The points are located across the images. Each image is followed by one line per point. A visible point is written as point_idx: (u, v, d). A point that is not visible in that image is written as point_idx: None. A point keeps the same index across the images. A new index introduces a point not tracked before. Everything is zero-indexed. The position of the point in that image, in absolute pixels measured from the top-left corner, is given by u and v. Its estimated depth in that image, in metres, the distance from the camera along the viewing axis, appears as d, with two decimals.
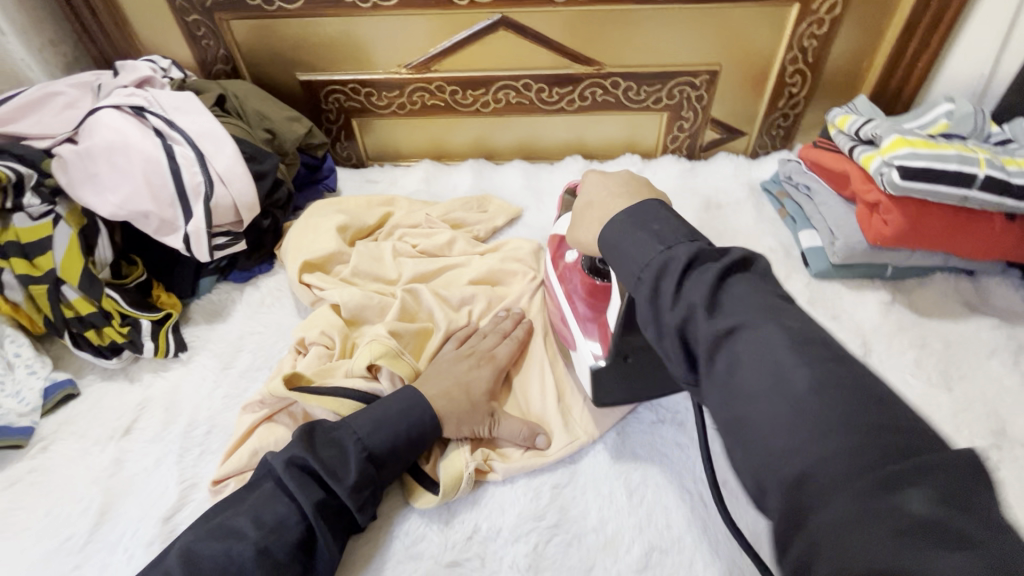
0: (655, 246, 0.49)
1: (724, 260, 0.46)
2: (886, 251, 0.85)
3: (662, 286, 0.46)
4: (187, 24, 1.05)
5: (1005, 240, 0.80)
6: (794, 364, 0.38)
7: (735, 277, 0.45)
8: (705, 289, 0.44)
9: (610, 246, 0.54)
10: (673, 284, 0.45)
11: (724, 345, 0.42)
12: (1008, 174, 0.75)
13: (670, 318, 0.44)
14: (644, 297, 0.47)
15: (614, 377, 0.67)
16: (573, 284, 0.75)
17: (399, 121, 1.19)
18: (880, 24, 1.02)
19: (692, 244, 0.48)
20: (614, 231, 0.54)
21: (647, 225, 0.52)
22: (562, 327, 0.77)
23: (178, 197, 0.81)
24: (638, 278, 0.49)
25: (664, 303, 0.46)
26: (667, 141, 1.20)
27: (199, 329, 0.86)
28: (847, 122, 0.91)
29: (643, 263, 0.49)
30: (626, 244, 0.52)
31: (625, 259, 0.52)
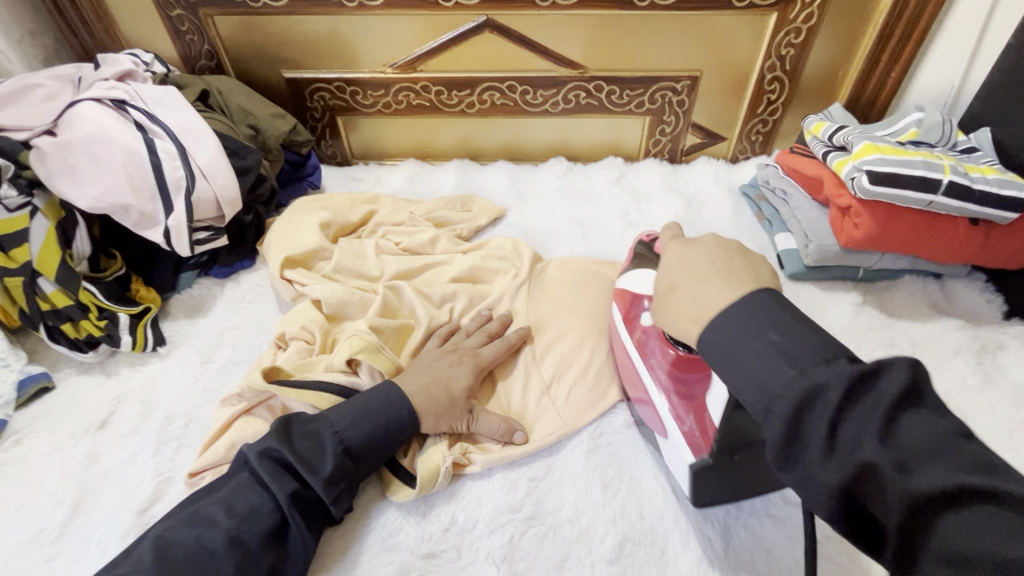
0: (785, 371, 0.44)
1: (880, 387, 0.41)
2: (857, 254, 0.88)
3: (809, 427, 0.42)
4: (171, 19, 1.04)
5: (970, 243, 0.82)
6: (1023, 547, 0.33)
7: (902, 412, 0.40)
8: (874, 435, 0.39)
9: (719, 353, 0.50)
10: (823, 433, 0.41)
11: (919, 512, 0.37)
12: (972, 180, 0.78)
13: (827, 475, 0.40)
14: (783, 437, 0.43)
15: (716, 478, 0.60)
16: (655, 356, 0.67)
17: (384, 119, 1.19)
18: (855, 34, 1.05)
19: (836, 366, 0.43)
20: (720, 332, 0.50)
21: (765, 333, 0.47)
22: (640, 394, 0.70)
23: (159, 191, 0.81)
24: (768, 410, 0.45)
25: (812, 452, 0.41)
26: (650, 144, 1.23)
27: (178, 324, 0.86)
28: (821, 128, 0.94)
29: (768, 391, 0.45)
30: (741, 353, 0.48)
31: (746, 376, 0.47)
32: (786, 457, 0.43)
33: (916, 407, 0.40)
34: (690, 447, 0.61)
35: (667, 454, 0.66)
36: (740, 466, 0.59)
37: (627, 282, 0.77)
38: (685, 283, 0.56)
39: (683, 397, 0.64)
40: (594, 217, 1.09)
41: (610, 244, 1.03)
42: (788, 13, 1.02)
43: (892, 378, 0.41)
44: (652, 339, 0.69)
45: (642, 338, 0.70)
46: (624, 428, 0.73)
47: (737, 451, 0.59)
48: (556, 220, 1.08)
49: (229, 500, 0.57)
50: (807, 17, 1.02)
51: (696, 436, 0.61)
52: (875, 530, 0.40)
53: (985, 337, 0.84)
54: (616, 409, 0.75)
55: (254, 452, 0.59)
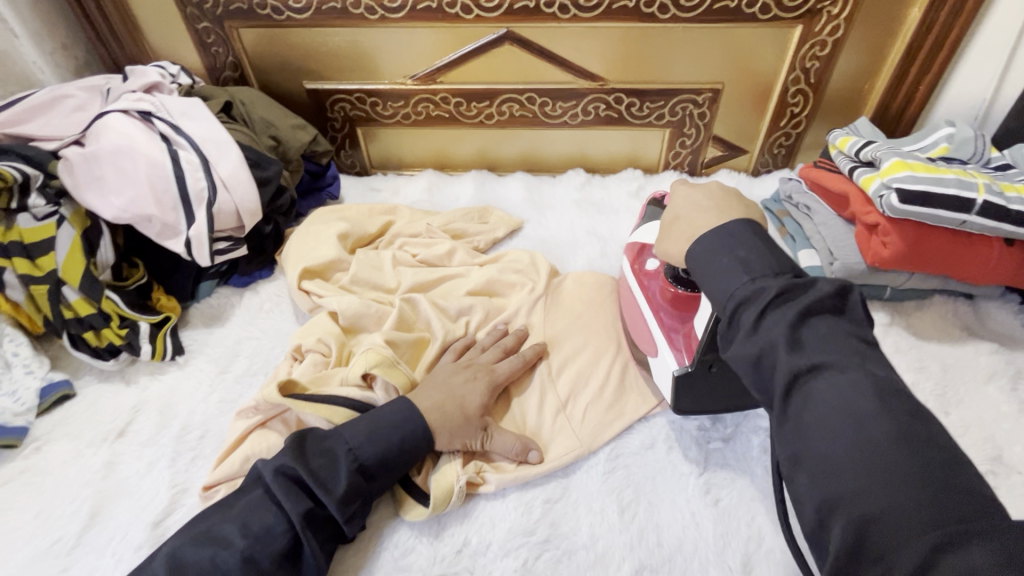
0: (741, 276, 0.50)
1: (809, 291, 0.47)
2: (885, 273, 0.85)
3: (740, 314, 0.48)
4: (197, 31, 1.06)
5: (1006, 264, 0.79)
6: (867, 408, 0.42)
7: (817, 313, 0.46)
8: (786, 329, 0.45)
9: (696, 264, 0.54)
10: (750, 318, 0.47)
11: (803, 379, 0.44)
12: (1008, 201, 0.75)
13: (745, 349, 0.47)
14: (721, 324, 0.50)
15: (691, 386, 0.66)
16: (655, 295, 0.73)
17: (403, 130, 1.20)
18: (883, 47, 1.02)
19: (780, 277, 0.49)
20: (702, 248, 0.54)
21: (733, 250, 0.52)
22: (636, 326, 0.76)
23: (182, 202, 0.82)
24: (717, 304, 0.51)
25: (740, 334, 0.48)
26: (669, 156, 1.21)
27: (197, 334, 0.86)
28: (848, 143, 0.91)
29: (727, 292, 0.50)
30: (710, 265, 0.53)
31: (711, 281, 0.52)
32: (723, 339, 0.49)
33: (833, 311, 0.47)
34: (674, 361, 0.67)
35: (657, 372, 0.71)
36: (717, 378, 0.65)
37: (639, 235, 0.81)
38: (688, 214, 0.60)
39: (677, 325, 0.70)
40: (613, 230, 1.08)
41: None
42: (813, 26, 1.00)
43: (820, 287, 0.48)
44: (654, 278, 0.75)
45: (646, 279, 0.76)
46: (642, 449, 0.71)
47: (715, 365, 0.64)
48: (573, 233, 1.07)
49: (244, 517, 0.57)
50: (834, 30, 1.00)
51: (682, 351, 0.67)
52: (765, 398, 0.47)
53: (1021, 363, 0.81)
54: (633, 429, 0.73)
55: (269, 468, 0.59)
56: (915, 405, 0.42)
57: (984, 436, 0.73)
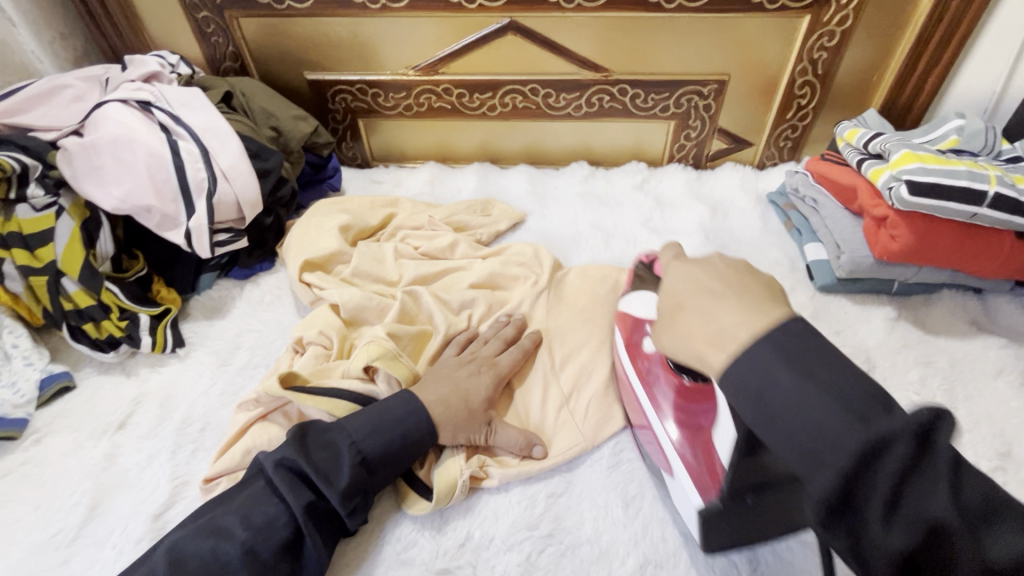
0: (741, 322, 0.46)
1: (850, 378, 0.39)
2: (893, 267, 0.84)
3: (868, 481, 0.36)
4: (197, 20, 1.05)
5: (1017, 257, 0.78)
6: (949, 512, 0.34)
7: (957, 467, 0.36)
8: (947, 504, 0.33)
9: (748, 389, 0.44)
10: (886, 491, 0.34)
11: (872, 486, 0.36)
12: (1019, 193, 0.74)
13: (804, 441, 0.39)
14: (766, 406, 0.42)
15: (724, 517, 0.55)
16: (658, 385, 0.66)
17: (405, 122, 1.18)
18: (892, 38, 1.01)
19: (894, 413, 0.38)
20: (747, 367, 0.44)
21: (791, 362, 0.42)
22: (639, 418, 0.68)
23: (182, 193, 0.81)
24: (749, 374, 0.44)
25: (872, 517, 0.35)
26: (674, 149, 1.20)
27: (198, 326, 0.86)
28: (856, 135, 0.90)
29: (813, 427, 0.40)
30: (773, 391, 0.43)
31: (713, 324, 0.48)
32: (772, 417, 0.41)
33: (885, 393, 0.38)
34: (698, 489, 0.58)
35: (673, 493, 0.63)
36: (753, 514, 0.54)
37: (630, 307, 0.76)
38: (697, 302, 0.51)
39: (691, 429, 0.62)
40: (617, 223, 1.06)
41: (633, 252, 1.01)
42: (821, 16, 0.98)
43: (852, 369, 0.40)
44: (653, 363, 0.67)
45: (646, 364, 0.68)
46: None
47: (748, 493, 0.54)
48: (577, 226, 1.06)
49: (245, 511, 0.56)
50: (842, 20, 0.99)
51: (704, 475, 0.58)
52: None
53: None
54: None
55: (271, 460, 0.58)
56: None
57: (992, 431, 0.72)
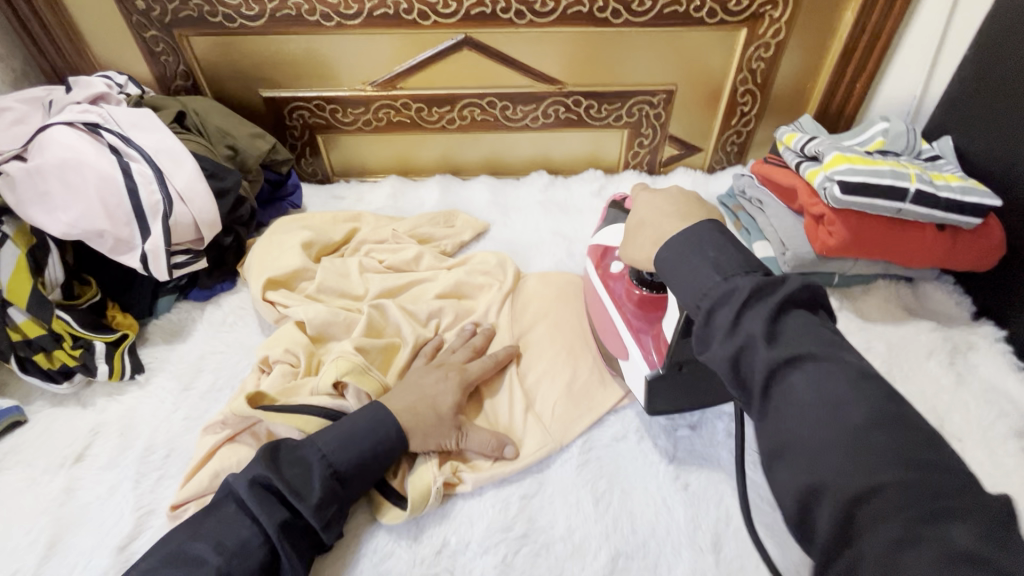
0: (713, 276, 0.51)
1: (780, 291, 0.48)
2: (833, 260, 0.90)
3: (718, 313, 0.49)
4: (145, 40, 1.03)
5: (938, 247, 0.85)
6: (844, 392, 0.42)
7: (796, 318, 0.47)
8: (764, 325, 0.46)
9: (666, 268, 0.56)
10: (730, 316, 0.47)
11: (782, 373, 0.45)
12: (937, 188, 0.81)
13: (722, 348, 0.47)
14: (700, 325, 0.50)
15: (667, 387, 0.68)
16: (620, 296, 0.74)
17: (364, 136, 1.19)
18: (822, 47, 1.09)
19: (752, 275, 0.50)
20: (670, 251, 0.56)
21: (705, 252, 0.54)
22: (596, 301, 0.80)
23: (136, 216, 0.79)
24: (698, 306, 0.51)
25: (716, 336, 0.48)
26: (628, 156, 1.25)
27: (157, 351, 0.84)
28: (794, 139, 0.97)
29: (701, 291, 0.51)
30: (682, 265, 0.55)
31: (683, 283, 0.54)
32: (703, 336, 0.49)
33: (801, 311, 0.48)
34: (646, 362, 0.68)
35: (628, 375, 0.73)
36: (684, 377, 0.67)
37: (601, 237, 0.81)
38: (653, 219, 0.63)
39: (643, 325, 0.70)
40: (577, 230, 1.10)
41: None
42: (757, 29, 1.05)
43: (789, 284, 0.49)
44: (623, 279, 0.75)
45: (610, 281, 0.76)
46: (614, 442, 0.73)
47: (685, 365, 0.66)
48: (538, 234, 1.09)
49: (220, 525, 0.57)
50: (777, 32, 1.06)
51: (651, 352, 0.68)
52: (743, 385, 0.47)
53: (955, 338, 0.87)
54: (605, 421, 0.75)
55: (247, 479, 0.58)
56: (933, 440, 0.40)
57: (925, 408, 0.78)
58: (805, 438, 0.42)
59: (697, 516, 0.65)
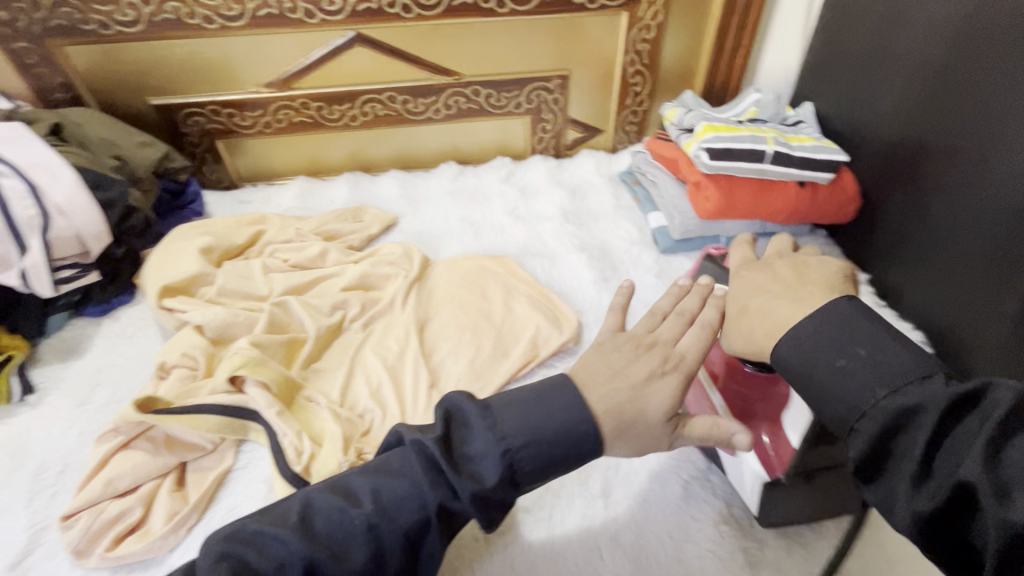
0: (875, 390, 0.43)
1: (983, 407, 0.38)
2: (714, 223, 0.97)
3: (906, 456, 0.41)
4: (13, 52, 0.99)
5: (802, 203, 0.92)
6: None
7: (1013, 434, 0.37)
8: (973, 463, 0.37)
9: (800, 375, 0.48)
10: (919, 453, 0.39)
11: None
12: (792, 148, 0.89)
13: (917, 502, 0.39)
14: (863, 458, 0.42)
15: (789, 495, 0.61)
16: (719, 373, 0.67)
17: (268, 139, 1.18)
18: (697, 28, 1.16)
19: (934, 384, 0.41)
20: (798, 342, 0.48)
21: (850, 349, 0.46)
22: None
23: (10, 232, 0.78)
24: (854, 428, 0.44)
25: (916, 494, 0.39)
26: (534, 142, 1.29)
27: (50, 370, 0.81)
28: (673, 114, 1.04)
29: (848, 403, 0.44)
30: (815, 370, 0.47)
31: (829, 398, 0.45)
32: (875, 475, 0.42)
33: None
34: (765, 466, 0.61)
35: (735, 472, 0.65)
36: (813, 488, 0.61)
37: None
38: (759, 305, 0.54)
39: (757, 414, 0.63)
40: (485, 216, 1.13)
41: (503, 238, 1.07)
42: (636, 12, 1.11)
43: (997, 395, 0.38)
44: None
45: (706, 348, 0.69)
46: None
47: (815, 474, 0.60)
48: (448, 222, 1.11)
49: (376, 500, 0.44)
50: (655, 15, 1.13)
51: (771, 456, 0.60)
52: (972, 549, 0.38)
53: None
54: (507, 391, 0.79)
55: (372, 461, 0.48)
56: None
57: None
58: None
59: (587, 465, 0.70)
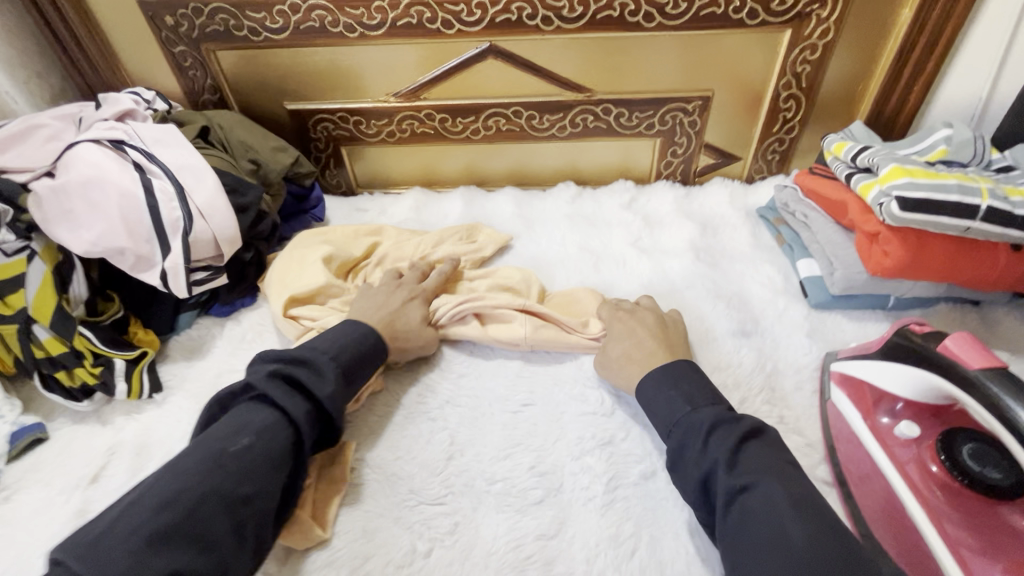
0: (683, 406, 0.63)
1: (740, 424, 0.59)
2: (887, 281, 0.82)
3: (688, 441, 0.60)
4: (174, 55, 1.04)
5: (1013, 271, 0.75)
6: (791, 519, 0.50)
7: (752, 439, 0.58)
8: (725, 451, 0.56)
9: (647, 397, 0.67)
10: (699, 439, 0.59)
11: (739, 496, 0.53)
12: (1013, 205, 0.71)
13: (694, 469, 0.57)
14: (670, 448, 0.61)
15: None
16: (918, 480, 0.59)
17: (389, 148, 1.17)
18: (874, 50, 1.00)
19: (715, 409, 0.61)
20: (651, 382, 0.68)
21: (676, 384, 0.66)
22: (856, 461, 0.64)
23: (156, 233, 0.79)
24: (668, 429, 0.63)
25: (691, 456, 0.59)
26: (661, 166, 1.19)
27: (176, 368, 0.83)
28: (843, 148, 0.89)
29: (672, 418, 0.63)
30: (660, 395, 0.66)
31: (656, 408, 0.66)
32: (672, 458, 0.61)
33: (757, 440, 0.58)
34: None
35: None
36: None
37: (871, 373, 0.66)
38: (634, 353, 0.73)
39: (976, 540, 0.54)
40: (605, 245, 1.04)
41: (623, 273, 0.98)
42: (802, 30, 0.98)
43: (746, 420, 0.60)
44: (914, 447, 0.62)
45: (895, 446, 0.62)
46: (639, 485, 0.67)
47: None
48: (565, 248, 1.04)
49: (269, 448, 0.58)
50: (824, 33, 0.98)
51: None
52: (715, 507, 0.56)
53: None
54: (632, 457, 0.70)
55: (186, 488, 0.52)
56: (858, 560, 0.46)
57: None
58: (753, 548, 0.50)
59: None
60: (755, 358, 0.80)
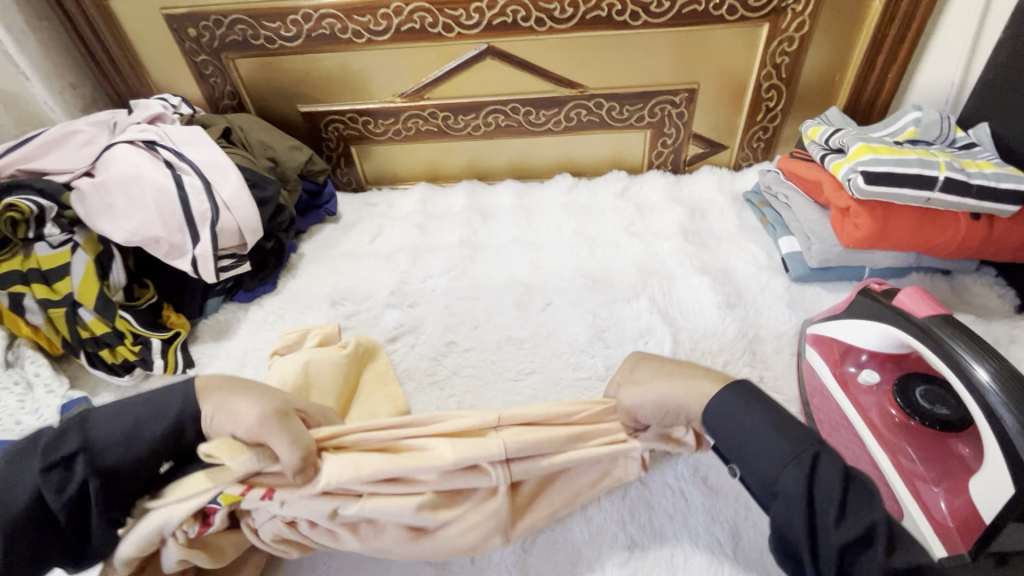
0: (802, 445, 0.53)
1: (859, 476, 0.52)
2: (860, 253, 0.89)
3: (820, 495, 0.50)
4: (196, 64, 1.12)
5: (974, 237, 0.81)
6: None
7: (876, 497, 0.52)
8: (879, 515, 0.48)
9: (740, 428, 0.56)
10: (836, 492, 0.49)
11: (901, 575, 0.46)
12: (968, 175, 0.78)
13: (836, 535, 0.48)
14: (786, 502, 0.51)
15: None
16: (879, 422, 0.66)
17: (395, 146, 1.25)
18: (848, 40, 1.07)
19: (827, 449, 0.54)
20: (726, 406, 0.58)
21: (768, 411, 0.57)
22: (826, 414, 0.71)
23: (187, 223, 0.87)
24: (777, 475, 0.52)
25: (826, 522, 0.49)
26: (652, 156, 1.26)
27: (206, 348, 0.91)
28: (818, 132, 0.96)
29: (781, 458, 0.53)
30: (752, 427, 0.56)
31: (754, 449, 0.55)
32: (791, 512, 0.50)
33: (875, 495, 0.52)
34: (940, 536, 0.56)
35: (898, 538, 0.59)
36: None
37: (836, 330, 0.72)
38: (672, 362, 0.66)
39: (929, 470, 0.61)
40: (599, 230, 1.11)
41: (615, 255, 1.05)
42: (780, 23, 1.04)
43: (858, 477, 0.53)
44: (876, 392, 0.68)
45: (859, 393, 0.69)
46: None
47: None
48: (562, 234, 1.11)
49: (141, 432, 0.57)
50: (800, 26, 1.05)
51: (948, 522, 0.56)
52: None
53: (996, 331, 0.82)
54: None
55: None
56: None
57: None
58: None
59: (713, 506, 0.66)
60: (738, 327, 0.86)
